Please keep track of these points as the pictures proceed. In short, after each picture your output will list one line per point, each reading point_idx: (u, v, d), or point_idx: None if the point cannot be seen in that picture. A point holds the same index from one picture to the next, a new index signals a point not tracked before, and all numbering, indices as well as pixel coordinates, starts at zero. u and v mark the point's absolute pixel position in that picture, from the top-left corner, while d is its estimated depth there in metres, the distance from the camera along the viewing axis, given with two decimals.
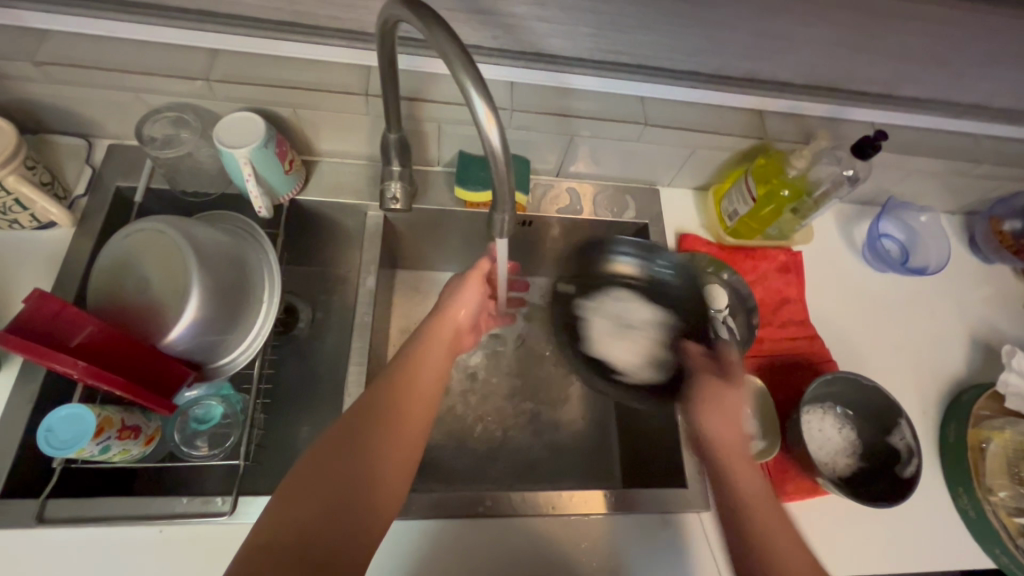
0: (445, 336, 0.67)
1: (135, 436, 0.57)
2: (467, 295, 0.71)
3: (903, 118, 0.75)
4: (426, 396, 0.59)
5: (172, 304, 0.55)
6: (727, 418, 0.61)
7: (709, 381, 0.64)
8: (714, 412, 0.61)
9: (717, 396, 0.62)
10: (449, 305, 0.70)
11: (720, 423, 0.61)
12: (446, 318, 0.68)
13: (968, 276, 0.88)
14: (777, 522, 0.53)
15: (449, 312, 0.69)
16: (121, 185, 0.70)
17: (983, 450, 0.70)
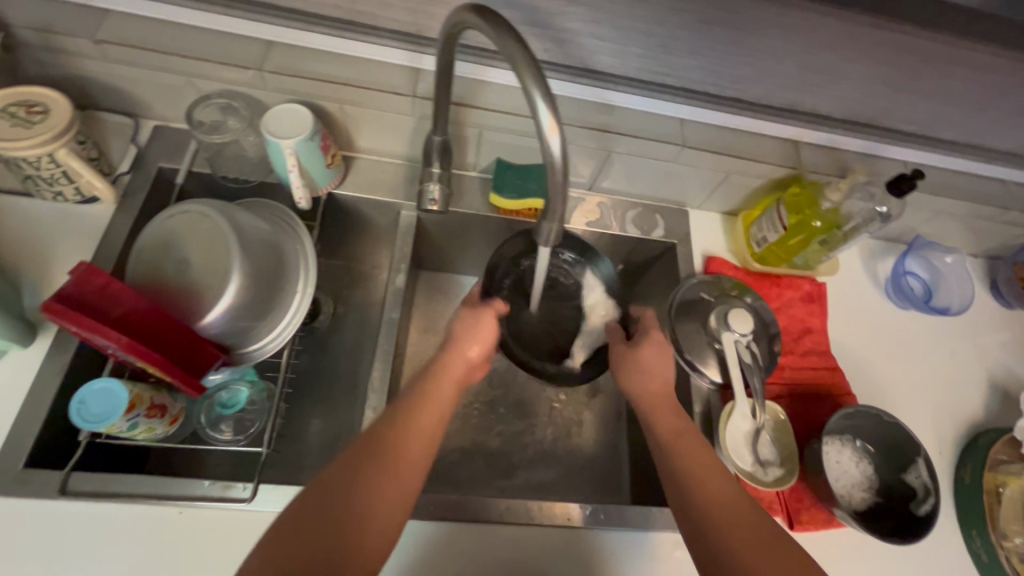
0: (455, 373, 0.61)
1: (162, 415, 0.58)
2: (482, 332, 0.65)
3: (936, 159, 0.76)
4: (427, 438, 0.55)
5: (212, 285, 0.56)
6: (643, 373, 0.66)
7: (618, 349, 0.69)
8: (631, 373, 0.66)
9: (625, 358, 0.68)
10: (456, 343, 0.63)
11: (641, 380, 0.65)
12: (456, 355, 0.62)
13: (989, 319, 0.88)
14: (738, 534, 0.52)
15: (459, 349, 0.63)
16: (165, 166, 0.71)
17: (999, 495, 0.70)
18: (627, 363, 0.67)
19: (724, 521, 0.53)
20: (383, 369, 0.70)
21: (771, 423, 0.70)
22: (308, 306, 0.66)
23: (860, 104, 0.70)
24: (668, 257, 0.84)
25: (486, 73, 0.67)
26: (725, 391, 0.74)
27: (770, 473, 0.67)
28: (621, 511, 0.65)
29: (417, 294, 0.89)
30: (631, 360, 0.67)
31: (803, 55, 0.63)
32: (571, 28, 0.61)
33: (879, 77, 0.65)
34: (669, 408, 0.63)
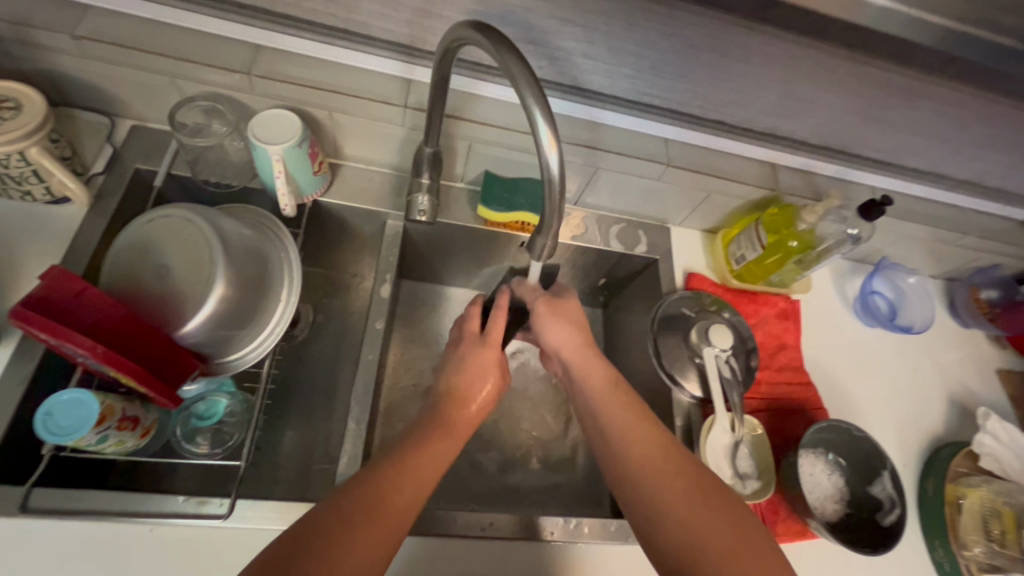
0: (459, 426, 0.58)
1: (133, 428, 0.55)
2: (479, 381, 0.62)
3: (901, 185, 0.80)
4: (417, 490, 0.51)
5: (193, 293, 0.54)
6: (565, 326, 0.67)
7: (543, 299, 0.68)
8: (552, 329, 0.67)
9: (552, 307, 0.67)
10: (461, 388, 0.61)
11: (564, 330, 0.67)
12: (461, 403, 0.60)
13: (947, 337, 0.93)
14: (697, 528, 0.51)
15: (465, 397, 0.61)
16: (142, 167, 0.69)
17: (959, 506, 0.73)
18: (543, 321, 0.67)
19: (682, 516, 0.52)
20: (367, 381, 0.69)
21: (749, 437, 0.72)
22: (291, 316, 0.65)
23: (834, 132, 0.74)
24: (650, 273, 0.86)
25: (479, 87, 0.68)
26: (705, 405, 0.75)
27: (748, 486, 0.69)
28: (604, 525, 0.66)
29: (400, 304, 0.88)
30: (550, 315, 0.67)
31: (785, 83, 0.66)
32: (565, 47, 0.62)
33: (853, 107, 0.68)
34: (596, 368, 0.64)
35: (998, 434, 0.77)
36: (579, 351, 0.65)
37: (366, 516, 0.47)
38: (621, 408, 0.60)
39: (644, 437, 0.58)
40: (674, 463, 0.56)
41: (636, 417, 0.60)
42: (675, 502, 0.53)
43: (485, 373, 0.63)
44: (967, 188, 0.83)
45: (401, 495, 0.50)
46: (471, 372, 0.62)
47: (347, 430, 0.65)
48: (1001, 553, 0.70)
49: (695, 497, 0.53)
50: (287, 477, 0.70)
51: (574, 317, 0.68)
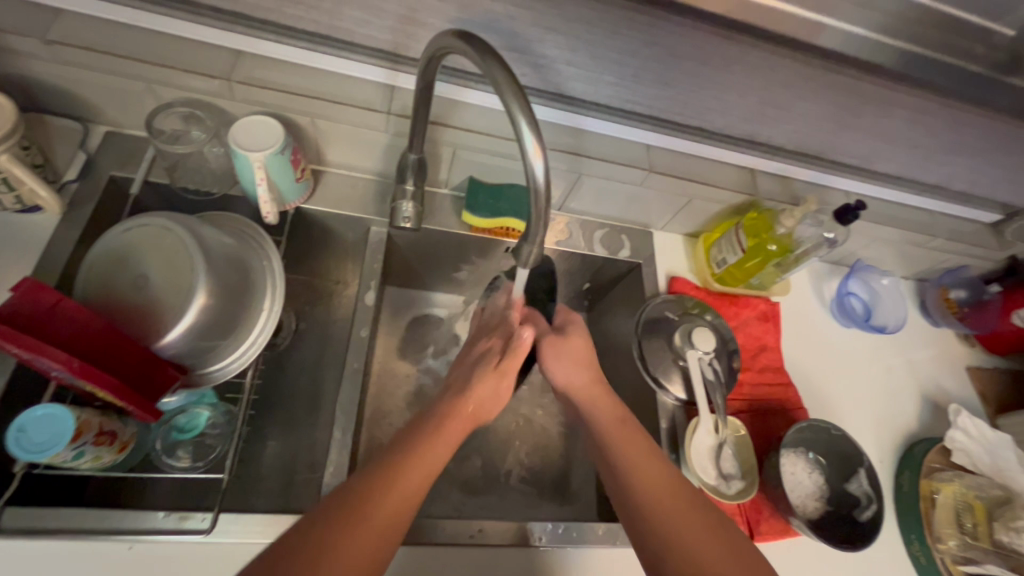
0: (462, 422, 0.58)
1: (110, 442, 0.54)
2: (484, 386, 0.60)
3: (873, 189, 0.83)
4: (415, 487, 0.51)
5: (174, 303, 0.53)
6: (573, 361, 0.67)
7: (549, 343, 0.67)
8: (559, 364, 0.67)
9: (556, 349, 0.67)
10: (465, 388, 0.60)
11: (568, 368, 0.66)
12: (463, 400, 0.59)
13: (919, 336, 0.96)
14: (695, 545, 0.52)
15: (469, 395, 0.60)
16: (117, 174, 0.67)
17: (934, 500, 0.76)
18: (552, 355, 0.67)
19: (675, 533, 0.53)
20: (352, 390, 0.68)
21: (733, 438, 0.73)
22: (274, 325, 0.64)
23: (810, 138, 0.76)
24: (633, 277, 0.87)
25: (463, 93, 0.67)
26: (689, 407, 0.76)
27: (732, 486, 0.70)
28: (592, 528, 0.66)
29: (384, 310, 0.87)
30: (557, 351, 0.67)
31: (763, 91, 0.67)
32: (549, 55, 0.62)
33: (829, 114, 0.70)
34: (604, 403, 0.64)
35: (968, 429, 0.79)
36: (589, 385, 0.66)
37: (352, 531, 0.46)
38: (631, 441, 0.60)
39: (653, 469, 0.58)
40: (684, 495, 0.56)
41: (644, 451, 0.59)
42: (687, 534, 0.53)
43: (493, 391, 0.60)
44: (936, 192, 0.86)
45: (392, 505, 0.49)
46: (481, 386, 0.60)
47: (332, 440, 0.64)
48: (974, 546, 0.73)
49: (705, 529, 0.53)
50: (272, 487, 0.69)
51: (579, 355, 0.67)
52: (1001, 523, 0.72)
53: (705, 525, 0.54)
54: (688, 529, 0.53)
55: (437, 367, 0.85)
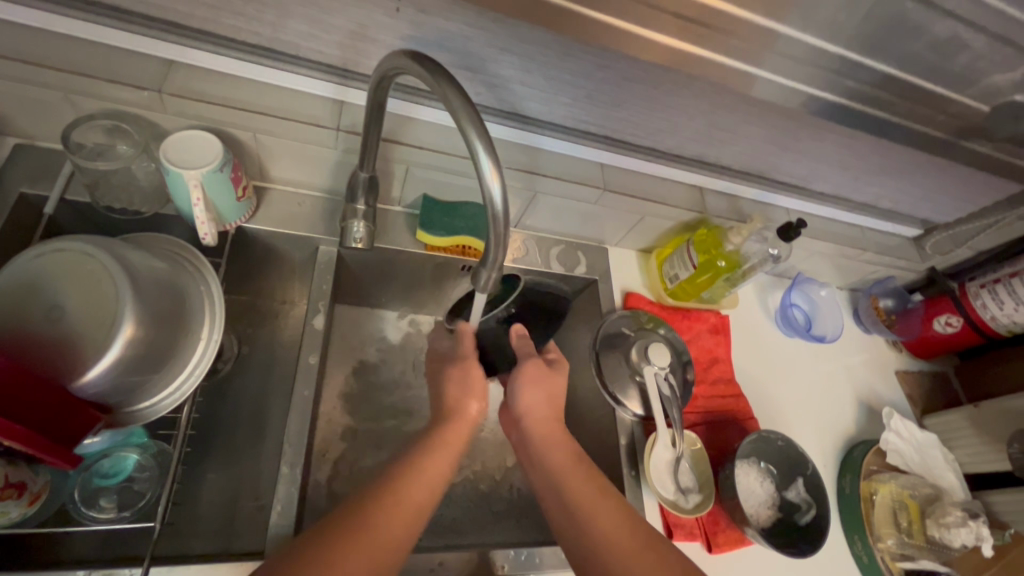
0: (454, 440, 0.62)
1: (17, 495, 0.48)
2: (475, 386, 0.67)
3: (809, 206, 0.88)
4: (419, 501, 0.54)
5: (95, 337, 0.48)
6: (544, 397, 0.68)
7: (532, 364, 0.70)
8: (530, 391, 0.68)
9: (536, 374, 0.69)
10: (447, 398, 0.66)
11: (538, 398, 0.68)
12: (460, 418, 0.64)
13: (854, 342, 1.02)
14: (602, 503, 0.58)
15: (461, 409, 0.65)
16: (28, 191, 0.61)
17: (873, 501, 0.80)
18: (528, 380, 0.69)
19: (578, 494, 0.59)
20: (301, 421, 0.64)
21: (689, 451, 0.75)
22: (215, 355, 0.59)
23: (753, 158, 0.79)
24: (590, 292, 0.88)
25: (415, 111, 0.66)
26: (648, 423, 0.77)
27: (690, 500, 0.72)
28: (554, 552, 0.65)
29: (336, 332, 0.82)
30: (536, 380, 0.69)
31: (711, 116, 0.69)
32: (503, 74, 0.62)
33: (770, 137, 0.73)
34: (559, 440, 0.65)
35: (900, 432, 0.85)
36: (549, 431, 0.66)
37: (400, 497, 0.53)
38: (581, 476, 0.60)
39: (600, 507, 0.58)
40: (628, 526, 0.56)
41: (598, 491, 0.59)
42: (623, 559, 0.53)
43: (475, 390, 0.67)
44: (865, 210, 0.92)
45: (421, 482, 0.56)
46: (468, 388, 0.66)
47: (279, 476, 0.61)
48: (909, 543, 0.78)
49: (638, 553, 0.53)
50: (211, 527, 0.64)
51: (550, 386, 0.70)
52: (933, 520, 0.78)
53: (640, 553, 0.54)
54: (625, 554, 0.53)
55: (389, 385, 0.82)
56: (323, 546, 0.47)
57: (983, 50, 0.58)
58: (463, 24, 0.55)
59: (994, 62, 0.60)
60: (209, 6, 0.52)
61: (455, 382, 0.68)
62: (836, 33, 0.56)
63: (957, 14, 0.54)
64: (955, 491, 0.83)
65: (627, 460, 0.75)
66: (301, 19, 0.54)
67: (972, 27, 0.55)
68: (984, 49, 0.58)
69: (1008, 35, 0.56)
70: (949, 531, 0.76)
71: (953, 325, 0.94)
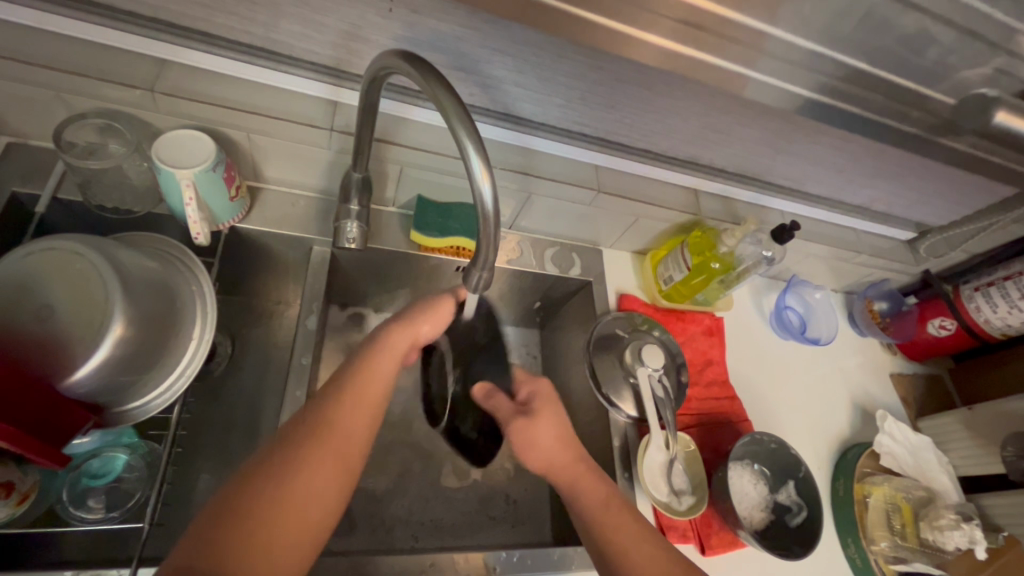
0: (400, 350, 0.59)
1: (5, 495, 0.48)
2: (437, 312, 0.63)
3: (803, 209, 0.88)
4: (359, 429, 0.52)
5: (83, 336, 0.47)
6: (554, 434, 0.64)
7: (516, 426, 0.65)
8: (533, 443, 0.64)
9: (523, 435, 0.64)
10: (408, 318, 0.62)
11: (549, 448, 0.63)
12: (409, 329, 0.61)
13: (848, 345, 1.02)
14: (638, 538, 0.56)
15: (412, 324, 0.61)
16: (20, 191, 0.61)
17: (866, 504, 0.80)
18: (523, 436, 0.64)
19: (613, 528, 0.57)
20: (293, 421, 0.64)
21: (683, 453, 0.75)
22: (205, 355, 0.59)
23: (748, 161, 0.79)
24: (585, 294, 0.87)
25: (409, 112, 0.65)
26: (641, 425, 0.77)
27: (683, 502, 0.72)
28: (547, 553, 0.65)
29: (329, 333, 0.82)
30: (529, 439, 0.64)
31: (705, 117, 0.69)
32: (496, 75, 0.62)
33: (763, 140, 0.73)
34: (590, 486, 0.60)
35: (894, 434, 0.86)
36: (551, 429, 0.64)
37: (343, 405, 0.53)
38: (617, 520, 0.57)
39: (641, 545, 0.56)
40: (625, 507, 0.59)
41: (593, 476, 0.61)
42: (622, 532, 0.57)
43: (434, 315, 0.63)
44: (860, 213, 0.92)
45: (372, 388, 0.55)
46: (427, 313, 0.63)
47: None
48: (903, 546, 0.78)
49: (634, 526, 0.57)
50: None
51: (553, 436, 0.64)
52: (927, 523, 0.78)
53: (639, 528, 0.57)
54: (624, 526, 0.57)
55: None
56: (280, 464, 0.47)
57: (951, 43, 0.56)
58: (455, 25, 0.55)
59: (964, 57, 0.58)
60: (201, 6, 0.52)
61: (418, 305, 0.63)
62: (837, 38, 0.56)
63: (926, 8, 0.53)
64: (948, 494, 0.83)
65: (624, 471, 0.74)
66: (293, 19, 0.54)
67: (940, 21, 0.54)
68: (955, 46, 0.57)
69: (976, 29, 0.54)
70: (942, 534, 0.76)
71: (947, 328, 0.94)
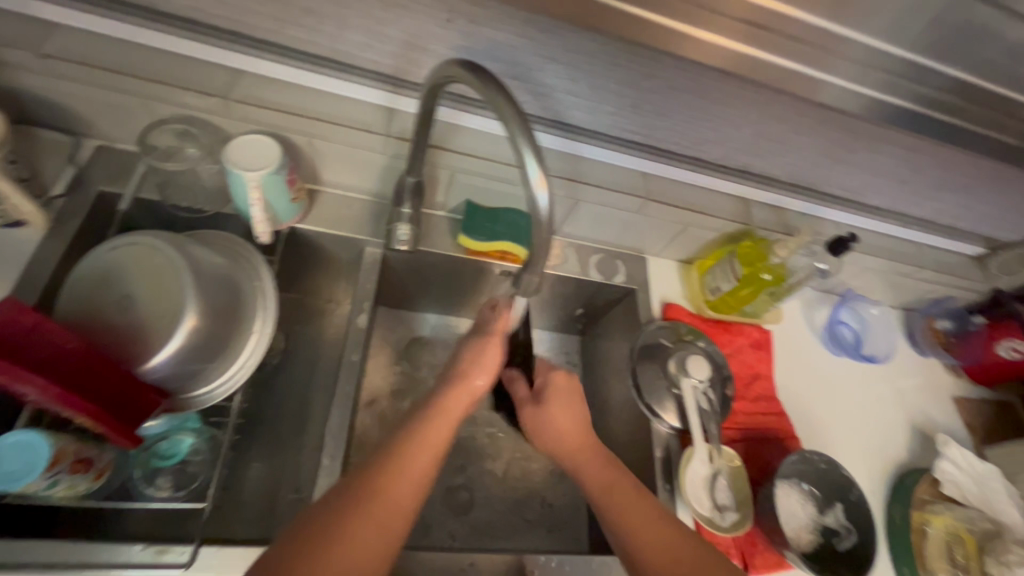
0: (454, 407, 0.58)
1: (85, 470, 0.52)
2: (489, 357, 0.63)
3: (862, 221, 0.84)
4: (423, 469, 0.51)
5: (160, 326, 0.51)
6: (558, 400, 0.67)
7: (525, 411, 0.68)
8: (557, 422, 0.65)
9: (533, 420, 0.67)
10: (465, 369, 0.61)
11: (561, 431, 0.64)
12: (463, 384, 0.60)
13: (907, 365, 0.97)
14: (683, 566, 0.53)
15: (466, 378, 0.60)
16: (106, 190, 0.66)
17: (924, 533, 0.76)
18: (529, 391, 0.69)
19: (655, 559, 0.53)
20: (342, 416, 0.66)
21: (727, 468, 0.72)
22: (265, 347, 0.63)
23: (805, 170, 0.76)
24: (628, 302, 0.87)
25: (462, 118, 0.67)
26: (684, 436, 0.76)
27: (726, 518, 0.70)
28: (586, 562, 0.65)
29: (376, 333, 0.85)
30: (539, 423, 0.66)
31: (759, 125, 0.68)
32: (549, 83, 0.63)
33: (821, 148, 0.71)
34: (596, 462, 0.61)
35: (957, 461, 0.79)
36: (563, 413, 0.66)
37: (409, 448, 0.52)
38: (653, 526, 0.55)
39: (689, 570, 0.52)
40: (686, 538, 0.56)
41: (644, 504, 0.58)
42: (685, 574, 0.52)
43: (488, 363, 0.63)
44: (923, 226, 0.87)
45: (439, 431, 0.55)
46: (480, 360, 0.62)
47: (320, 468, 0.63)
48: None
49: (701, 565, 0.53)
50: (252, 514, 0.66)
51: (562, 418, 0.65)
52: (992, 558, 0.72)
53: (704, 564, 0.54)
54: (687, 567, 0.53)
55: (426, 385, 0.83)
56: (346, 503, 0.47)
57: None
58: (512, 34, 0.56)
59: None
60: (275, 19, 0.56)
61: (473, 353, 0.63)
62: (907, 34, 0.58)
63: None
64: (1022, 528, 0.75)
65: (665, 484, 0.73)
66: (358, 29, 0.56)
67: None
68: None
69: None
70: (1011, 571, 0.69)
71: (1019, 351, 0.88)
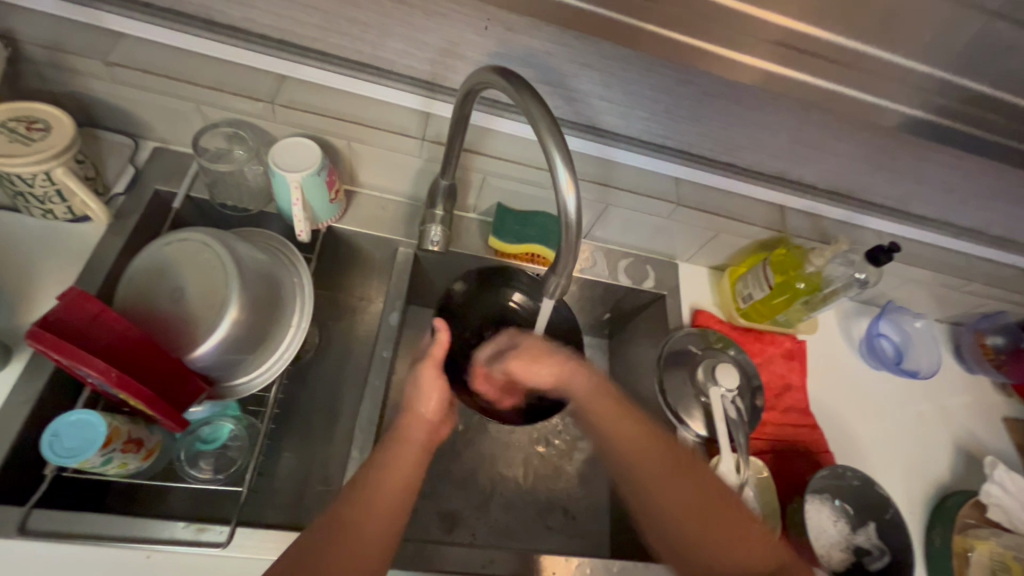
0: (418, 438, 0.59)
1: (137, 449, 0.56)
2: (431, 387, 0.62)
3: (908, 231, 0.81)
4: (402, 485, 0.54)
5: (206, 317, 0.54)
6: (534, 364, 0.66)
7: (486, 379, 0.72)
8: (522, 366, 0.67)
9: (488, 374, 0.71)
10: (413, 400, 0.62)
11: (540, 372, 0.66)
12: (416, 415, 0.60)
13: (952, 382, 0.92)
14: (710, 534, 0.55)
15: (417, 408, 0.61)
16: (162, 188, 0.71)
17: (967, 559, 0.71)
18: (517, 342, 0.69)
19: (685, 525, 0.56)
20: (371, 410, 0.68)
21: (754, 479, 0.71)
22: (302, 341, 0.65)
23: (844, 177, 0.74)
24: (657, 307, 0.86)
25: (495, 124, 0.68)
26: (711, 445, 0.75)
27: None
28: (606, 565, 0.64)
29: (407, 331, 0.87)
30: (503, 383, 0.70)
31: (795, 130, 0.67)
32: (583, 89, 0.63)
33: (861, 155, 0.70)
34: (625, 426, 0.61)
35: (1006, 485, 0.74)
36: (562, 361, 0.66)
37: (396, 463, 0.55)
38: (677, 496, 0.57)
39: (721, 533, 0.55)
40: (717, 496, 0.57)
41: (686, 464, 0.59)
42: (708, 540, 0.55)
43: (430, 387, 0.62)
44: (972, 237, 0.84)
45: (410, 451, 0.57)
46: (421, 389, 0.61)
47: (349, 459, 0.65)
48: None
49: (725, 521, 0.55)
50: (286, 500, 0.69)
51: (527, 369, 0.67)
52: None
53: (740, 525, 0.55)
54: (717, 535, 0.55)
55: None
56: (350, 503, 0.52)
57: None
58: (547, 41, 0.58)
59: None
60: (322, 28, 0.59)
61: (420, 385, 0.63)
62: (949, 46, 0.58)
63: None
64: None
65: None
66: (398, 37, 0.59)
67: None
68: None
69: None
70: None
71: None
